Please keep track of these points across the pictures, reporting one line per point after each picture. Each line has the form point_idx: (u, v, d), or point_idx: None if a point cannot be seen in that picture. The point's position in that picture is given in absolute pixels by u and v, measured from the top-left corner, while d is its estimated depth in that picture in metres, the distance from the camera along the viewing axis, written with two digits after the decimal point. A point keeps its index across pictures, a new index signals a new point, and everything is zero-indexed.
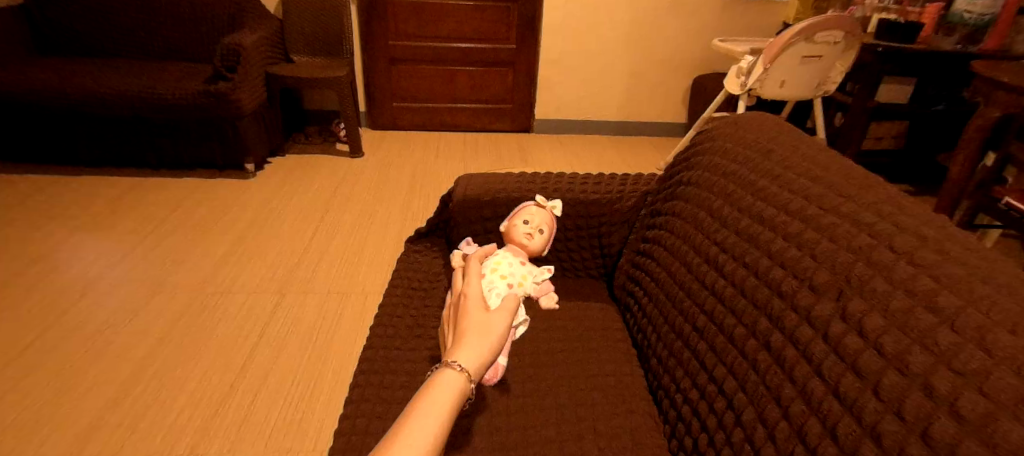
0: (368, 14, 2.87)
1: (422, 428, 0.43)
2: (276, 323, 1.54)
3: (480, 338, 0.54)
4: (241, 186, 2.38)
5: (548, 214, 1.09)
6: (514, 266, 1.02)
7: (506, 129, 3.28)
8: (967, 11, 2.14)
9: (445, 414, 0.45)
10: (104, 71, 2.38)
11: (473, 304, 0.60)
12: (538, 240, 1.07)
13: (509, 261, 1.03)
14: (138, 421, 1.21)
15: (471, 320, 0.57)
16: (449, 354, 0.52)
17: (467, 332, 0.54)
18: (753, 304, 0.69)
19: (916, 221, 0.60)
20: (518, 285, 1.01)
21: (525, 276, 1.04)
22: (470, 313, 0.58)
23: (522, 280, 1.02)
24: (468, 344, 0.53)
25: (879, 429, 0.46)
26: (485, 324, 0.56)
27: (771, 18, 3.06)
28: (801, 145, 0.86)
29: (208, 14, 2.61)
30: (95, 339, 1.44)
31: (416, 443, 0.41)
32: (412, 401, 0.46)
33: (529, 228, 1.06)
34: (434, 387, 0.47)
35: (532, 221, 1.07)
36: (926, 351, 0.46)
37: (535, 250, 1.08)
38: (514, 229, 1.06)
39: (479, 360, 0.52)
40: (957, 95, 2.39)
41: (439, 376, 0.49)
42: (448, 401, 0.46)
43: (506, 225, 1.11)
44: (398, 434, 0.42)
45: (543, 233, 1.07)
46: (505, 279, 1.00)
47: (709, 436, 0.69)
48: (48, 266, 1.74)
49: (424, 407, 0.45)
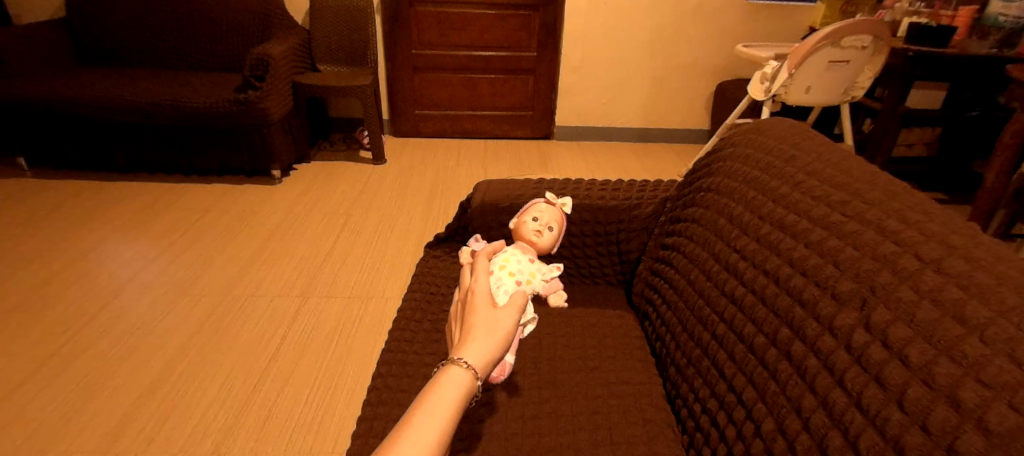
0: (392, 24, 2.93)
1: (425, 429, 0.43)
2: (298, 325, 1.58)
3: (486, 336, 0.54)
4: (267, 192, 2.45)
5: (557, 211, 1.04)
6: (523, 263, 0.91)
7: (526, 136, 3.31)
8: (1003, 14, 2.09)
9: (450, 414, 0.46)
10: (138, 81, 2.49)
11: (480, 301, 0.60)
12: (548, 237, 0.99)
13: (517, 258, 0.92)
14: (165, 420, 1.25)
15: (478, 318, 0.57)
16: (455, 351, 0.53)
17: (474, 329, 0.55)
18: (774, 313, 0.68)
19: (943, 229, 0.58)
20: (525, 282, 0.90)
21: (534, 273, 0.92)
22: (478, 310, 0.59)
23: (531, 278, 0.91)
24: (475, 341, 0.53)
25: (903, 443, 0.45)
26: (492, 321, 0.57)
27: (797, 22, 3.01)
28: (826, 151, 0.84)
29: (238, 25, 2.71)
30: (128, 338, 1.51)
31: (420, 442, 0.42)
32: (419, 397, 0.47)
33: (538, 225, 0.99)
34: (439, 385, 0.48)
35: (541, 218, 1.01)
36: (952, 362, 0.45)
37: (544, 247, 1.00)
38: (522, 226, 0.99)
39: (485, 358, 0.52)
40: (993, 101, 2.30)
41: (445, 373, 0.50)
42: (452, 399, 0.47)
43: (513, 223, 1.03)
44: (402, 433, 0.43)
45: (553, 230, 1.00)
46: (513, 276, 0.89)
47: (727, 445, 0.69)
48: (84, 267, 1.84)
49: (429, 406, 0.46)
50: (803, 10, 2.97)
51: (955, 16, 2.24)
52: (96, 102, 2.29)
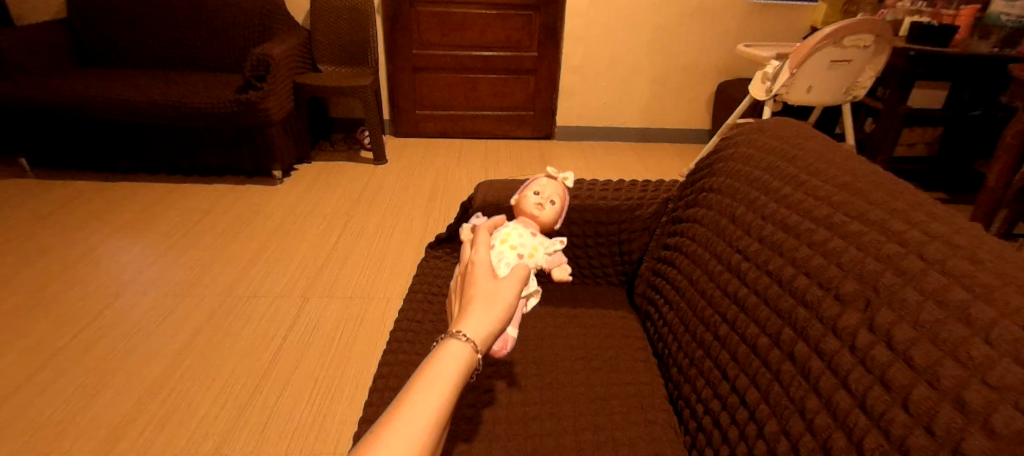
0: (393, 24, 2.93)
1: (422, 406, 0.43)
2: (299, 326, 1.58)
3: (486, 309, 0.53)
4: (268, 192, 2.46)
5: (559, 185, 1.03)
6: (525, 237, 0.92)
7: (527, 136, 3.30)
8: (1006, 13, 2.09)
9: (449, 390, 0.45)
10: (139, 82, 2.49)
11: (480, 272, 0.58)
12: (549, 210, 0.98)
13: (519, 232, 0.93)
14: (166, 421, 1.25)
15: (478, 289, 0.56)
16: (455, 325, 0.52)
17: (474, 301, 0.54)
18: (776, 313, 0.68)
19: (947, 229, 0.58)
20: (528, 256, 0.90)
21: (537, 247, 0.92)
22: (478, 281, 0.57)
23: (533, 252, 0.91)
24: (475, 314, 0.52)
25: (908, 444, 0.45)
26: (493, 292, 0.56)
27: (798, 22, 3.00)
28: (828, 151, 0.84)
29: (239, 26, 2.71)
30: (129, 339, 1.51)
31: (418, 419, 0.42)
32: (417, 372, 0.47)
33: (539, 199, 0.99)
34: (438, 359, 0.47)
35: (543, 192, 1.00)
36: (957, 364, 0.45)
37: (547, 222, 0.99)
38: (523, 200, 0.99)
39: (486, 332, 0.52)
40: (996, 100, 2.29)
41: (444, 347, 0.49)
42: (452, 373, 0.46)
43: (515, 199, 1.03)
44: (399, 409, 0.43)
45: (555, 204, 1.00)
46: (515, 249, 0.89)
47: (730, 446, 0.69)
48: (85, 268, 1.84)
49: (426, 381, 0.45)
50: (805, 9, 2.97)
51: (957, 15, 2.24)
52: (97, 103, 2.30)
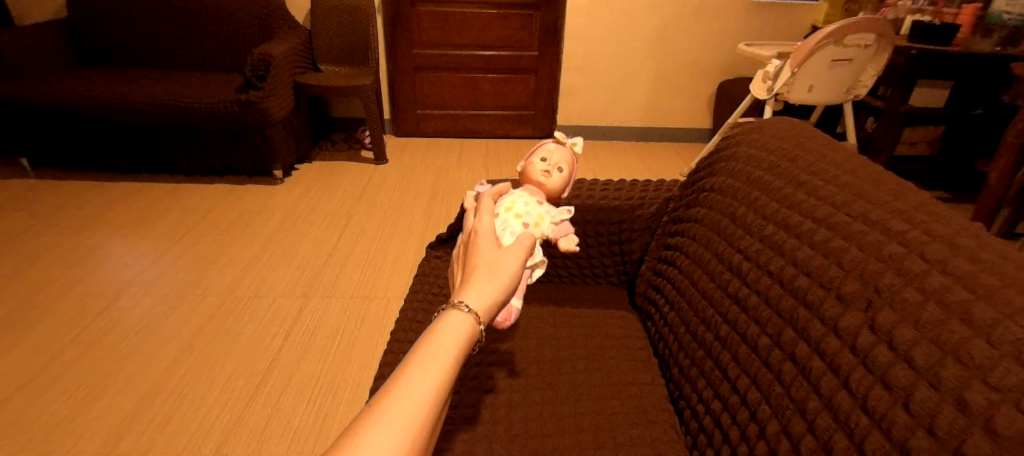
0: (393, 24, 2.93)
1: (421, 380, 0.42)
2: (300, 326, 1.58)
3: (491, 278, 0.53)
4: (269, 192, 2.46)
5: (568, 151, 1.01)
6: (530, 205, 0.91)
7: (528, 135, 3.30)
8: (1007, 12, 2.11)
9: (449, 364, 0.45)
10: (140, 82, 2.49)
11: (484, 241, 0.58)
12: (556, 178, 0.97)
13: (524, 201, 0.92)
14: (166, 421, 1.25)
15: (482, 258, 0.56)
16: (457, 295, 0.51)
17: (478, 271, 0.54)
18: (777, 314, 0.68)
19: (949, 229, 0.58)
20: (533, 225, 0.89)
21: (543, 216, 0.91)
22: (481, 251, 0.57)
23: (539, 221, 0.90)
24: (478, 284, 0.52)
25: (909, 445, 0.45)
26: (497, 262, 0.55)
27: (800, 21, 3.00)
28: (829, 150, 0.84)
29: (240, 26, 2.71)
30: (130, 339, 1.51)
31: (417, 394, 0.41)
32: (417, 345, 0.46)
33: (546, 165, 0.97)
34: (439, 332, 0.47)
35: (550, 159, 0.99)
36: (960, 365, 0.45)
37: (554, 189, 0.98)
38: (529, 167, 0.98)
39: (490, 303, 0.51)
40: (997, 99, 2.29)
41: (446, 318, 0.48)
42: (454, 344, 0.46)
43: (522, 166, 1.01)
44: (398, 383, 0.42)
45: (562, 171, 0.98)
46: (520, 218, 0.89)
47: (731, 447, 0.68)
48: (86, 268, 1.84)
49: (425, 355, 0.44)
50: (806, 8, 2.96)
51: (958, 13, 2.23)
52: (98, 103, 2.30)
